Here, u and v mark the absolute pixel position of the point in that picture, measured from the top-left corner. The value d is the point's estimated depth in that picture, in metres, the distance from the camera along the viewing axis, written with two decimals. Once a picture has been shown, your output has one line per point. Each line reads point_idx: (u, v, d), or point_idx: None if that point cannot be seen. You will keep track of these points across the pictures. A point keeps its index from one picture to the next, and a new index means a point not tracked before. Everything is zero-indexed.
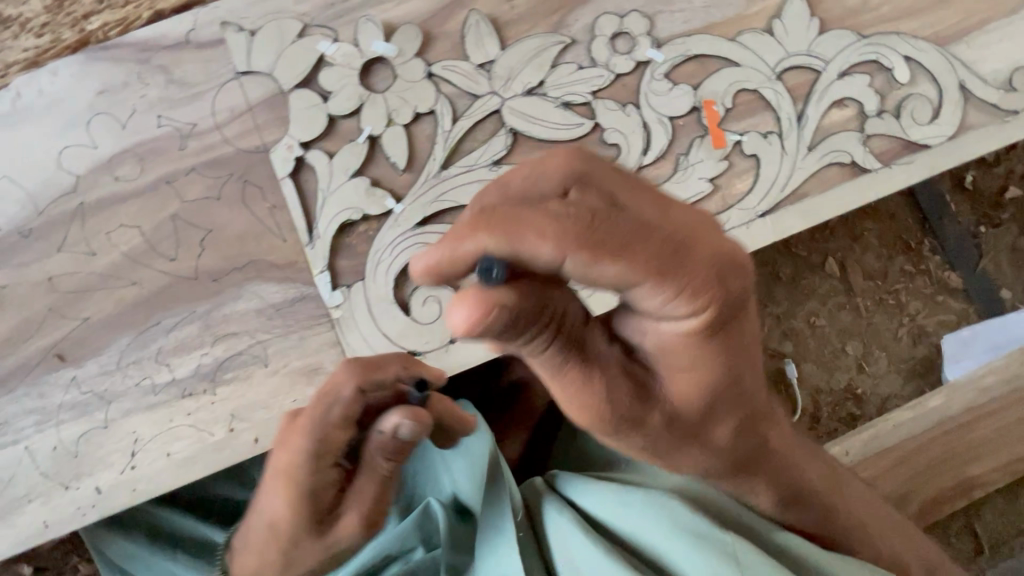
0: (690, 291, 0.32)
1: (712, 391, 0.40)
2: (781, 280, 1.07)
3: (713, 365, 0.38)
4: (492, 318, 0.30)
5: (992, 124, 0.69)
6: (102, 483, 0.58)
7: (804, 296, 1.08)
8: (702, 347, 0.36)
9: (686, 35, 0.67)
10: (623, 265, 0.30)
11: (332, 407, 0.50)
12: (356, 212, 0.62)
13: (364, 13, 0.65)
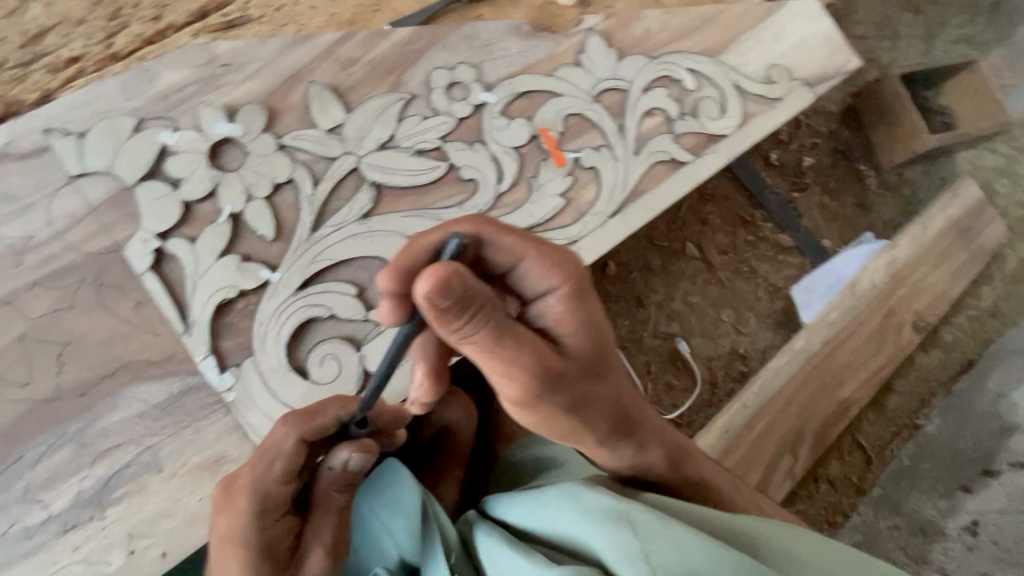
0: (553, 253, 0.45)
1: (607, 352, 0.47)
2: (653, 271, 1.21)
3: (598, 322, 0.46)
4: (446, 286, 0.35)
5: (767, 110, 0.86)
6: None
7: (676, 281, 1.22)
8: (583, 304, 0.45)
9: (511, 76, 0.76)
10: (509, 242, 0.44)
11: (275, 460, 0.48)
12: (230, 289, 0.61)
13: (203, 99, 0.66)
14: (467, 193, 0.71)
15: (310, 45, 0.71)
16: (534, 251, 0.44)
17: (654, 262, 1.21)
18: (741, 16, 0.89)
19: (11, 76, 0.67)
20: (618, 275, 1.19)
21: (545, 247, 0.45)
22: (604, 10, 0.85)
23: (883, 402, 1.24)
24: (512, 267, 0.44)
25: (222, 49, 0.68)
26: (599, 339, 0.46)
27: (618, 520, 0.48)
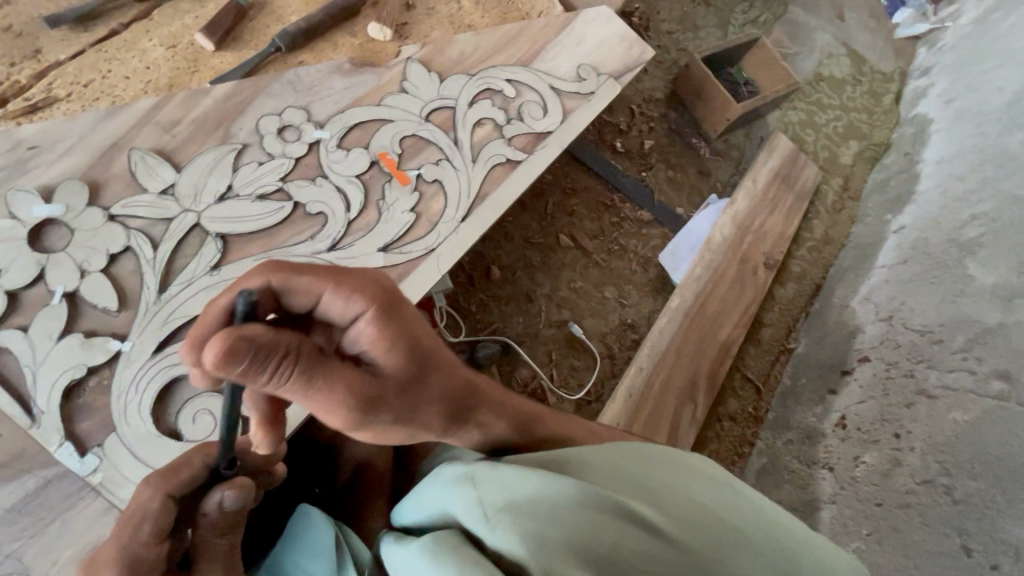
0: (358, 282, 0.47)
1: (427, 360, 0.51)
2: (536, 266, 1.29)
3: (416, 336, 0.49)
4: (230, 356, 0.37)
5: (584, 104, 0.97)
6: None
7: (558, 271, 1.31)
8: (396, 322, 0.47)
9: (341, 111, 0.81)
10: (312, 279, 0.45)
11: (142, 522, 0.48)
12: (77, 369, 0.59)
13: (15, 186, 0.64)
14: (318, 226, 0.74)
15: (126, 114, 0.71)
16: (331, 285, 0.45)
17: (533, 259, 1.30)
18: (545, 28, 1.00)
19: None
20: (503, 277, 1.26)
21: (346, 275, 0.47)
22: (421, 40, 0.93)
23: (758, 336, 1.40)
24: (317, 304, 0.46)
25: (28, 134, 0.67)
26: (418, 350, 0.49)
27: (511, 487, 0.47)
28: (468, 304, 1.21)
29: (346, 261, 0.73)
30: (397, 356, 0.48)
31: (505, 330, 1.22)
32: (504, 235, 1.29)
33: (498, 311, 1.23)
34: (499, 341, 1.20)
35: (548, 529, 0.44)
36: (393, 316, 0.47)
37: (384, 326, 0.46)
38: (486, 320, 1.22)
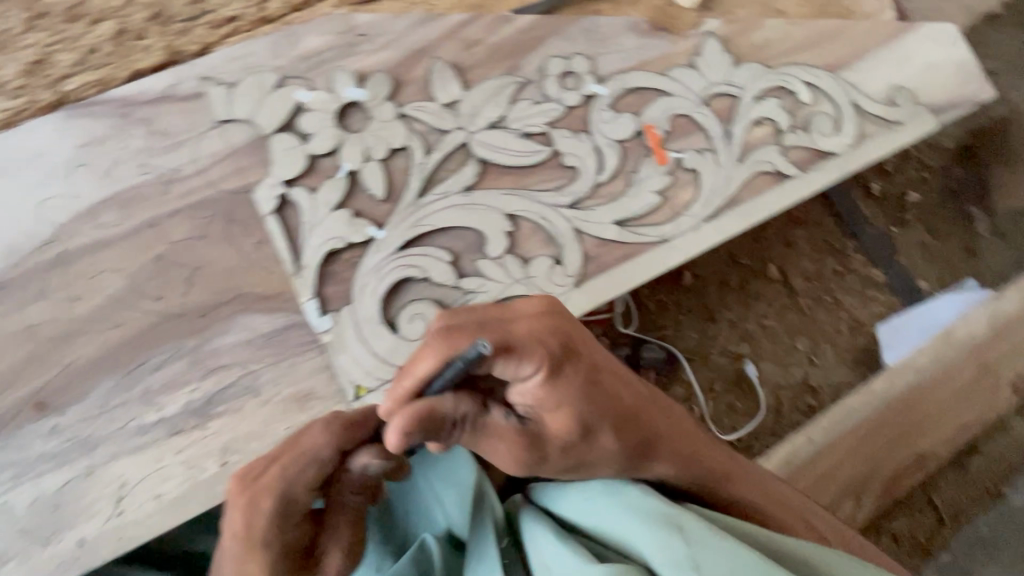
0: (514, 350, 0.42)
1: (589, 429, 0.46)
2: (731, 287, 1.18)
3: (576, 408, 0.45)
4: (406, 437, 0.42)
5: (883, 132, 0.82)
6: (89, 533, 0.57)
7: (753, 302, 1.18)
8: (553, 395, 0.44)
9: (623, 71, 0.77)
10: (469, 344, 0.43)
11: (306, 467, 0.47)
12: (339, 241, 0.66)
13: (339, 64, 0.72)
14: (567, 180, 0.73)
15: (439, 24, 0.75)
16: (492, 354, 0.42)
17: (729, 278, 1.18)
18: (868, 33, 0.85)
19: (177, 27, 0.74)
20: (693, 287, 1.17)
21: (508, 330, 0.43)
22: (725, 15, 0.84)
23: (965, 464, 1.15)
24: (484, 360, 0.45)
25: (361, 21, 0.73)
26: (578, 421, 0.46)
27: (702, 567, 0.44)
28: (647, 301, 1.15)
29: (581, 222, 0.71)
30: (555, 416, 0.45)
31: (675, 340, 1.14)
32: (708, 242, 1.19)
33: (674, 318, 1.15)
34: (666, 348, 1.12)
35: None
36: (562, 382, 0.44)
37: (552, 391, 0.44)
38: (659, 322, 1.15)
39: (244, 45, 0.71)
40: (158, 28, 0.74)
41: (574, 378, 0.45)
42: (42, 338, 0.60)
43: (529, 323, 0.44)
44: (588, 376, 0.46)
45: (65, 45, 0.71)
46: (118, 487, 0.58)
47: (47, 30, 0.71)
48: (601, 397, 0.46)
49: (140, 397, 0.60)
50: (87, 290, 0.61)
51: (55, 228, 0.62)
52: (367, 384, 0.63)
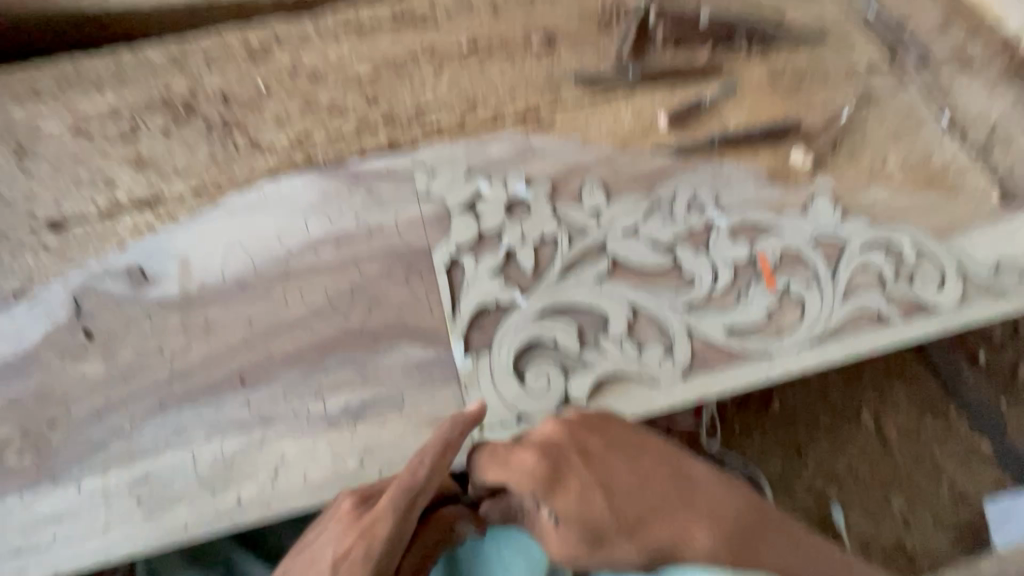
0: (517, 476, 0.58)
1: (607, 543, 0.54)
2: (821, 425, 1.18)
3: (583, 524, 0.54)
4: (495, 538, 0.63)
5: (988, 298, 0.88)
6: (247, 496, 0.68)
7: (842, 445, 1.17)
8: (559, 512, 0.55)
9: (743, 208, 0.91)
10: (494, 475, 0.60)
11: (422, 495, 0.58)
12: (490, 299, 0.80)
13: (513, 169, 0.91)
14: (684, 286, 0.84)
15: (595, 151, 0.94)
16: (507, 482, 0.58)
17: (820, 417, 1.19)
18: (972, 211, 0.95)
19: (399, 127, 0.99)
20: (781, 416, 1.18)
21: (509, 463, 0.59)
22: (835, 177, 0.98)
23: None
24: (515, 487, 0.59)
25: (535, 140, 0.94)
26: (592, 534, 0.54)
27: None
28: (732, 420, 1.18)
29: (692, 324, 0.81)
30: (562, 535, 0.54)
31: (759, 465, 1.15)
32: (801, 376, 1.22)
33: (758, 443, 1.17)
34: (749, 472, 1.12)
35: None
36: (555, 500, 0.55)
37: (551, 508, 0.55)
38: (743, 444, 1.17)
39: (447, 145, 0.94)
40: (386, 125, 0.99)
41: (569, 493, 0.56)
42: (256, 329, 0.76)
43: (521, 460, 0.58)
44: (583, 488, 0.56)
45: (322, 128, 0.98)
46: (278, 462, 0.69)
47: (313, 117, 0.99)
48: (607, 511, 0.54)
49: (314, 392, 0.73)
50: (297, 301, 0.79)
51: (287, 251, 0.82)
52: (491, 423, 0.74)
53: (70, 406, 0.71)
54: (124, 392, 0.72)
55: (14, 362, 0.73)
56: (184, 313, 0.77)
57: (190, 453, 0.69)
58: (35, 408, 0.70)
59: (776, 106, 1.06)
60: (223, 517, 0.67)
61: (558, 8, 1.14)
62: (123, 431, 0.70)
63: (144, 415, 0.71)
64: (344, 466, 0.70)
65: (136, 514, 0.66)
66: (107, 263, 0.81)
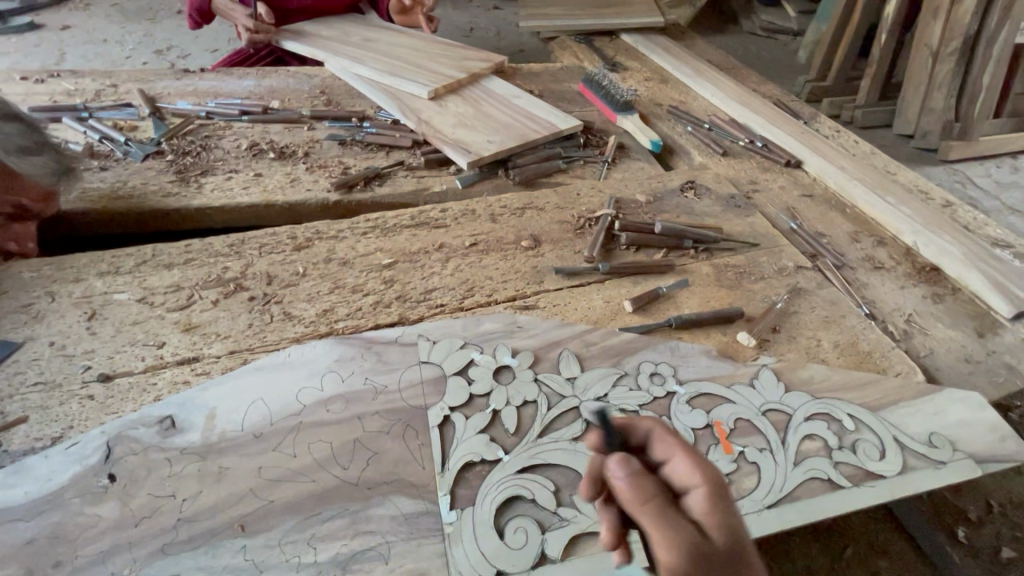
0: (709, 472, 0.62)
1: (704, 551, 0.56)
2: None
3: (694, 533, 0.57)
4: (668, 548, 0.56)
5: (928, 468, 0.98)
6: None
7: None
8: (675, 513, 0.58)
9: (698, 379, 1.06)
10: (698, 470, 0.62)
11: None
12: (476, 455, 0.90)
13: (502, 341, 1.08)
14: None
15: (571, 328, 1.13)
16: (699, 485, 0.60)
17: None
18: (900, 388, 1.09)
19: (409, 304, 1.19)
20: None
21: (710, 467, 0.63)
22: (777, 356, 1.15)
23: None
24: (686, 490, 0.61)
25: (521, 318, 1.13)
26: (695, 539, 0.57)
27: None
28: None
29: None
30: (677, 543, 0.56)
31: None
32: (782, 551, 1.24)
33: None
34: None
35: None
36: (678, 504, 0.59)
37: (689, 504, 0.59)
38: None
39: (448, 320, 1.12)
40: (399, 302, 1.19)
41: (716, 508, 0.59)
42: (263, 478, 0.85)
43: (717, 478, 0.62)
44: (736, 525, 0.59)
45: (345, 303, 1.18)
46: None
47: (340, 294, 1.20)
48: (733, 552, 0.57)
49: (307, 542, 0.79)
50: (303, 452, 0.88)
51: (302, 406, 0.94)
52: None
53: (80, 550, 0.77)
54: (132, 537, 0.78)
55: (37, 504, 0.81)
56: (201, 460, 0.86)
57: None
58: (47, 551, 0.77)
59: (721, 296, 1.28)
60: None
61: (543, 217, 1.45)
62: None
63: (146, 561, 0.76)
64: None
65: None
66: (141, 412, 0.92)
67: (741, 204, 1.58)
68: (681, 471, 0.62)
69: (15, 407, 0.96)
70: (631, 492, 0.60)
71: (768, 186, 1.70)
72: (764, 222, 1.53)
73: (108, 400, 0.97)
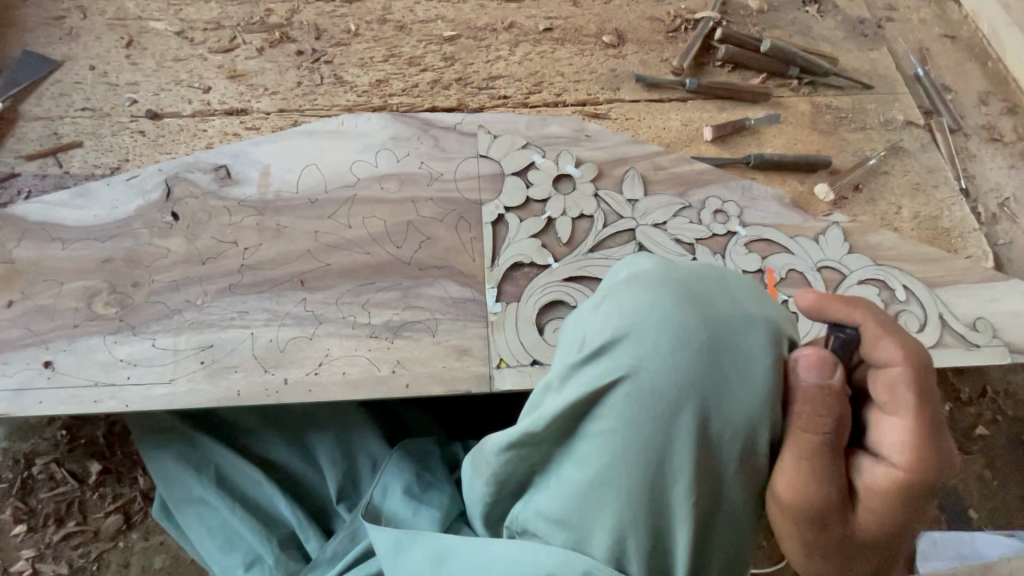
0: None
1: None
2: None
3: None
4: None
5: (960, 347, 0.98)
6: (292, 383, 0.79)
7: None
8: None
9: (763, 225, 1.01)
10: None
11: None
12: (526, 257, 0.90)
13: (566, 148, 1.00)
14: None
15: (642, 147, 1.03)
16: None
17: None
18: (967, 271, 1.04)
19: (469, 90, 1.08)
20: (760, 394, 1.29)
21: None
22: (852, 216, 1.07)
23: None
24: None
25: (590, 126, 1.03)
26: None
27: (660, 358, 0.50)
28: None
29: None
30: None
31: None
32: None
33: None
34: None
35: (639, 386, 0.50)
36: None
37: None
38: None
39: (510, 115, 1.02)
40: (459, 86, 1.08)
41: None
42: (319, 242, 0.86)
43: None
44: None
45: (400, 77, 1.07)
46: (322, 359, 0.81)
47: (395, 65, 1.07)
48: None
49: (361, 308, 0.84)
50: (357, 226, 0.88)
51: (356, 181, 0.91)
52: (508, 362, 0.84)
53: (154, 277, 0.82)
54: (200, 274, 0.83)
55: (108, 228, 0.85)
56: (259, 216, 0.87)
57: (251, 335, 0.81)
58: (124, 272, 0.82)
59: (812, 141, 1.15)
60: (268, 394, 0.78)
61: (632, 10, 1.22)
62: (196, 307, 0.81)
63: (216, 297, 0.82)
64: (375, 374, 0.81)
65: (199, 376, 0.78)
66: (195, 158, 0.90)
67: (869, 33, 1.31)
68: None
69: (69, 131, 0.94)
70: None
71: (908, 15, 1.39)
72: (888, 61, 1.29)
73: (160, 139, 0.94)
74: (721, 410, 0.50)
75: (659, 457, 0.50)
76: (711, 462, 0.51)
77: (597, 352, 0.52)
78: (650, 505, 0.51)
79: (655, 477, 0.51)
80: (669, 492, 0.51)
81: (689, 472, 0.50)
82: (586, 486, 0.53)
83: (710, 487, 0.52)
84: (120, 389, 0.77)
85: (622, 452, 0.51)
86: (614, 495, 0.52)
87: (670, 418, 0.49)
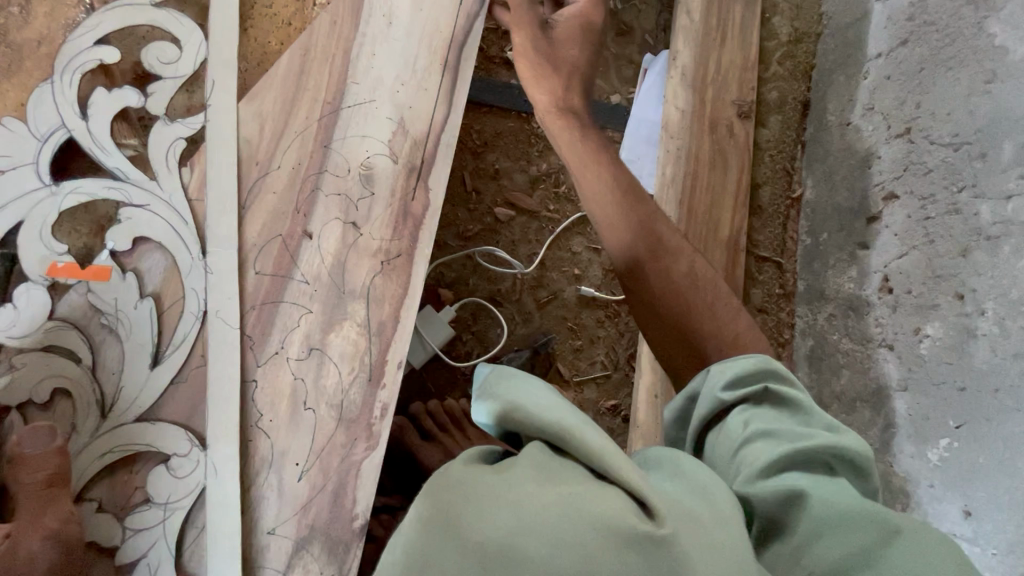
0: (753, 328, 0.70)
1: (705, 320, 0.69)
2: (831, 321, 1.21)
3: (643, 222, 0.73)
4: (744, 326, 0.70)
5: (979, 256, 0.89)
6: (244, 395, 0.67)
7: (833, 378, 1.17)
8: (666, 267, 0.72)
9: None
10: (736, 309, 0.71)
11: None
12: None
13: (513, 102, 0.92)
14: None
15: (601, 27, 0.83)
16: (749, 323, 0.70)
17: (793, 351, 1.32)
18: (1019, 156, 0.85)
19: None
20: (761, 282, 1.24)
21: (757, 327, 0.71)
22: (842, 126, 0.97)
23: None
24: (723, 301, 0.72)
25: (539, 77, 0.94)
26: (650, 241, 0.72)
27: (545, 400, 0.40)
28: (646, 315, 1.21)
29: None
30: (736, 327, 0.69)
31: None
32: (790, 321, 1.33)
33: None
34: None
35: (515, 420, 0.40)
36: (730, 311, 0.71)
37: (704, 284, 0.72)
38: None
39: (448, 7, 0.81)
40: None
41: (739, 322, 0.70)
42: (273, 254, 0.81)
43: (694, 274, 0.72)
44: (737, 337, 0.68)
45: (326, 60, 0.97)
46: (278, 362, 0.69)
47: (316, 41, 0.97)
48: (684, 287, 0.71)
49: (314, 297, 0.71)
50: (288, 194, 0.73)
51: (276, 128, 0.74)
52: None
53: (17, 290, 0.64)
54: (84, 281, 0.66)
55: None
56: (151, 196, 0.69)
57: (176, 343, 0.67)
58: None
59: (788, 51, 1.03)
60: (215, 413, 0.66)
61: None
62: (91, 320, 0.66)
63: (115, 306, 0.66)
64: (344, 374, 0.70)
65: (115, 407, 0.64)
66: (35, 124, 0.68)
67: None
68: (725, 304, 0.71)
69: None
70: (565, 148, 0.76)
71: None
72: (847, 5, 1.33)
73: None
74: (576, 447, 0.37)
75: (498, 494, 0.34)
76: (551, 495, 0.34)
77: (494, 397, 0.43)
78: (484, 557, 0.32)
79: (496, 516, 0.33)
80: (498, 535, 0.33)
81: (522, 508, 0.33)
82: (409, 532, 0.34)
83: (553, 535, 0.32)
84: (6, 438, 0.62)
85: (458, 480, 0.36)
86: (442, 540, 0.33)
87: (455, 520, 0.34)
